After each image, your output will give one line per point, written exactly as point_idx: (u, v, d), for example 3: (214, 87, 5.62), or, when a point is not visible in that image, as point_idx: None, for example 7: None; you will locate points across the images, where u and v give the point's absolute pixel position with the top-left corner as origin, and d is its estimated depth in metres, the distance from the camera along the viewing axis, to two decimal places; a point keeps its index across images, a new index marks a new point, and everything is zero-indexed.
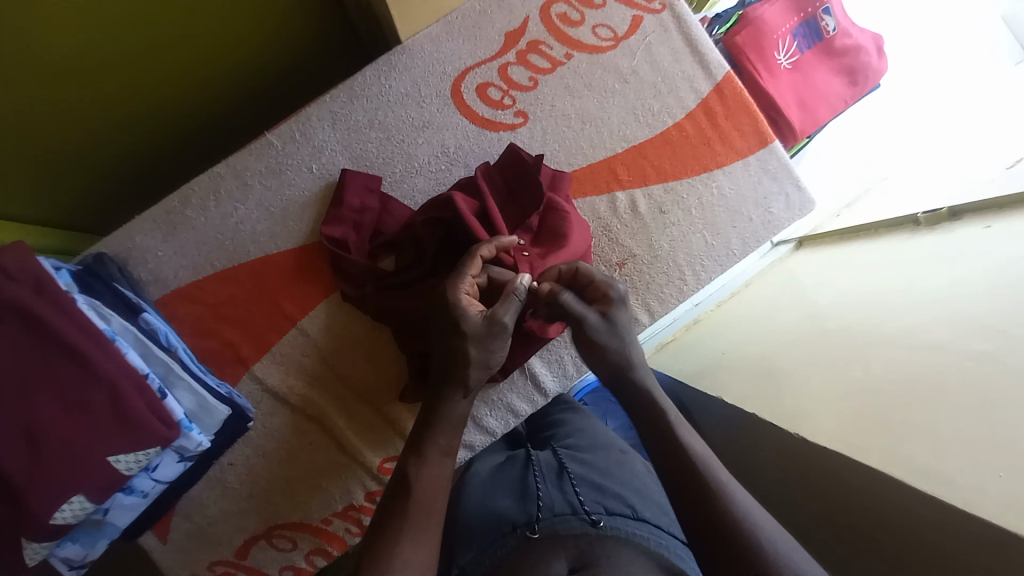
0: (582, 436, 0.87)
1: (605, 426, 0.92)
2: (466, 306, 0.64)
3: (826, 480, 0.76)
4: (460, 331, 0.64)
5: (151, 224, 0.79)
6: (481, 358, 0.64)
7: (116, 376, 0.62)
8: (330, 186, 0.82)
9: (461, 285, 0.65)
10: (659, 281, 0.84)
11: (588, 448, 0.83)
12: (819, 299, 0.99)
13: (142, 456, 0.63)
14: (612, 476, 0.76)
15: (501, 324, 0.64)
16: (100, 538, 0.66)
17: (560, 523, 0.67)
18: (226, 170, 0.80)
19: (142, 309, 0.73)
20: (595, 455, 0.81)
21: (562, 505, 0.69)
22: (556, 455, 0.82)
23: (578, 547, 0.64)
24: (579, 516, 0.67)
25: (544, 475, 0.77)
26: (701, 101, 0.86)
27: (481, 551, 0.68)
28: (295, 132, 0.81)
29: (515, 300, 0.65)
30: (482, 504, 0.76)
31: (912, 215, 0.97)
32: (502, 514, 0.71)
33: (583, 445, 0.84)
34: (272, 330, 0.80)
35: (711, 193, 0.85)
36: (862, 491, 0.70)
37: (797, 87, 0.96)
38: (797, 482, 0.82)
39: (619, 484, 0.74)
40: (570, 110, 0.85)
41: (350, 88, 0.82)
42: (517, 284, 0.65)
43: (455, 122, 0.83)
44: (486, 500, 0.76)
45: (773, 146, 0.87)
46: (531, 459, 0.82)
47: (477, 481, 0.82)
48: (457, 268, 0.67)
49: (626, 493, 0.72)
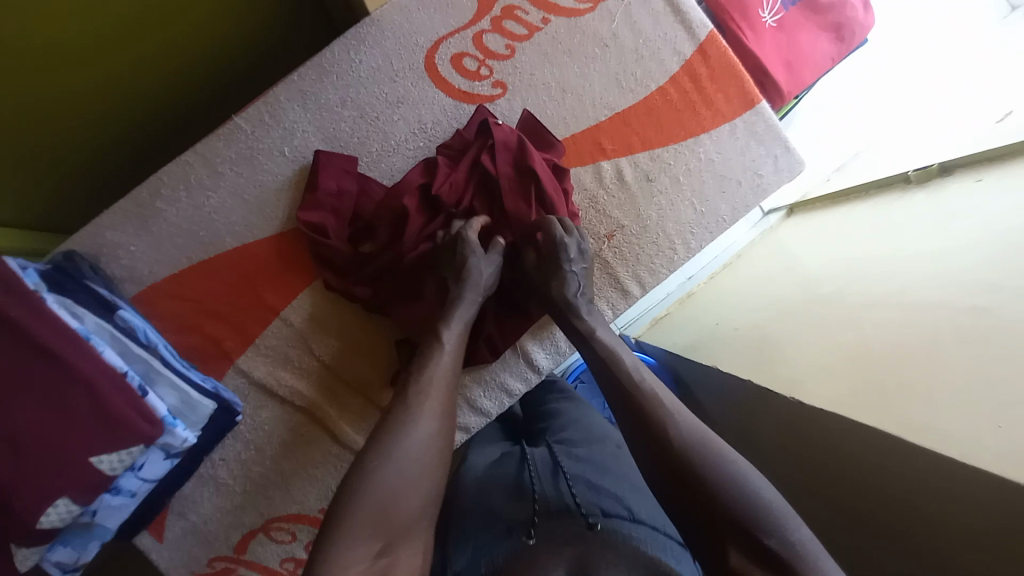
0: (578, 428, 0.81)
1: (600, 416, 0.86)
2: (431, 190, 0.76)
3: (825, 444, 0.75)
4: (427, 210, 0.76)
5: (121, 217, 0.76)
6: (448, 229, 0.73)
7: (92, 376, 0.61)
8: (304, 170, 0.79)
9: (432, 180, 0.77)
10: (648, 252, 0.82)
11: (583, 442, 0.77)
12: (808, 267, 0.98)
13: (125, 456, 0.61)
14: (610, 472, 0.69)
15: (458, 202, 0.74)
16: (92, 540, 0.65)
17: (556, 525, 0.60)
18: (196, 158, 0.77)
19: (118, 307, 0.71)
20: (589, 449, 0.75)
21: (556, 502, 0.63)
22: (551, 451, 0.75)
23: (576, 555, 0.57)
24: (575, 517, 0.60)
25: (539, 472, 0.70)
26: (684, 64, 0.83)
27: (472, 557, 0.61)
28: (264, 115, 0.78)
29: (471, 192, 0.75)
30: (474, 502, 0.70)
31: (902, 174, 0.96)
32: (494, 516, 0.65)
33: (578, 440, 0.77)
34: (255, 321, 0.78)
35: (698, 159, 0.83)
36: (861, 453, 0.69)
37: (784, 47, 0.93)
38: (797, 448, 0.82)
39: (618, 482, 0.67)
40: (550, 79, 0.82)
41: (318, 66, 0.78)
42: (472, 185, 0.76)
43: (430, 96, 0.80)
44: (479, 496, 0.70)
45: (760, 108, 0.84)
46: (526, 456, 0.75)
47: (470, 478, 0.76)
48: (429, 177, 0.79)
49: (624, 493, 0.65)
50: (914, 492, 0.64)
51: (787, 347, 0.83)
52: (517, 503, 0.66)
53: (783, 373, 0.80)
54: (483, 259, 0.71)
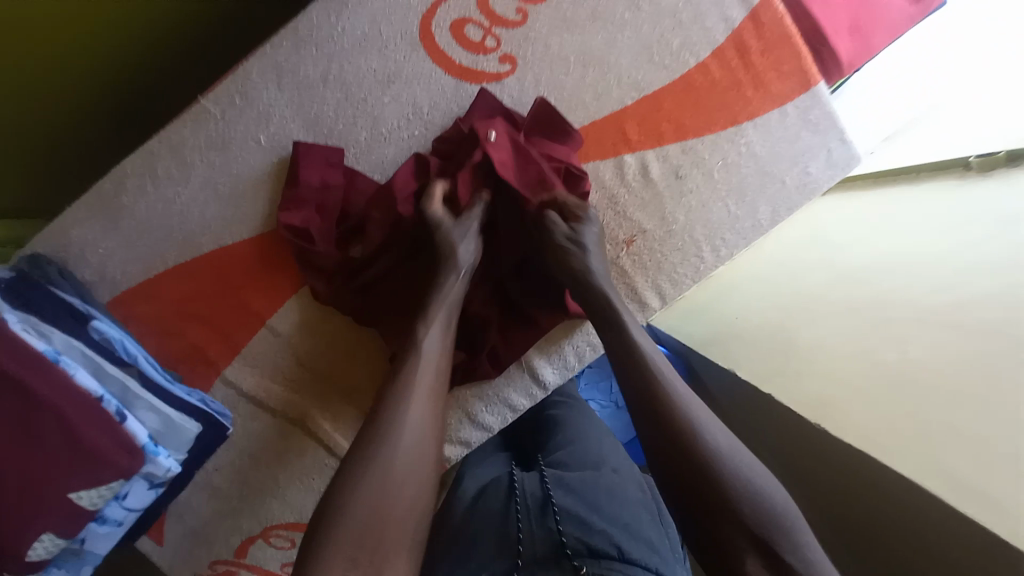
0: (573, 450, 0.71)
1: (600, 426, 0.78)
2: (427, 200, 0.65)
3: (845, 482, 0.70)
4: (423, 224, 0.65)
5: (88, 212, 0.70)
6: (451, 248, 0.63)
7: (58, 405, 0.57)
8: (284, 160, 0.70)
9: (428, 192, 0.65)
10: (672, 260, 0.73)
11: (577, 469, 0.66)
12: (839, 262, 0.87)
13: (106, 491, 0.57)
14: (606, 509, 0.57)
15: (469, 224, 0.65)
16: (85, 563, 0.63)
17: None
18: (163, 144, 0.69)
19: (91, 318, 0.66)
20: (583, 477, 0.63)
21: (544, 549, 0.53)
22: (542, 477, 0.63)
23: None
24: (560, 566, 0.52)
25: (526, 505, 0.59)
26: (732, 34, 0.69)
27: None
28: (235, 95, 0.68)
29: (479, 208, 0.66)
30: (452, 541, 0.60)
31: (962, 157, 0.81)
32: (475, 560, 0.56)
33: (571, 466, 0.67)
34: (240, 327, 0.73)
35: (738, 151, 0.71)
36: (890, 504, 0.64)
37: (852, 6, 0.77)
38: (804, 476, 0.77)
39: (615, 520, 0.56)
40: (569, 54, 0.69)
41: (294, 34, 0.67)
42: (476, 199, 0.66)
43: (427, 73, 0.68)
44: (456, 535, 0.61)
45: (818, 89, 0.71)
46: (514, 481, 0.63)
47: (455, 505, 0.66)
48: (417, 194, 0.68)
49: (615, 530, 0.55)
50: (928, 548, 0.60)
51: (812, 368, 0.76)
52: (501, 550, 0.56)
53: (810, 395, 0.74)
54: (456, 235, 0.63)
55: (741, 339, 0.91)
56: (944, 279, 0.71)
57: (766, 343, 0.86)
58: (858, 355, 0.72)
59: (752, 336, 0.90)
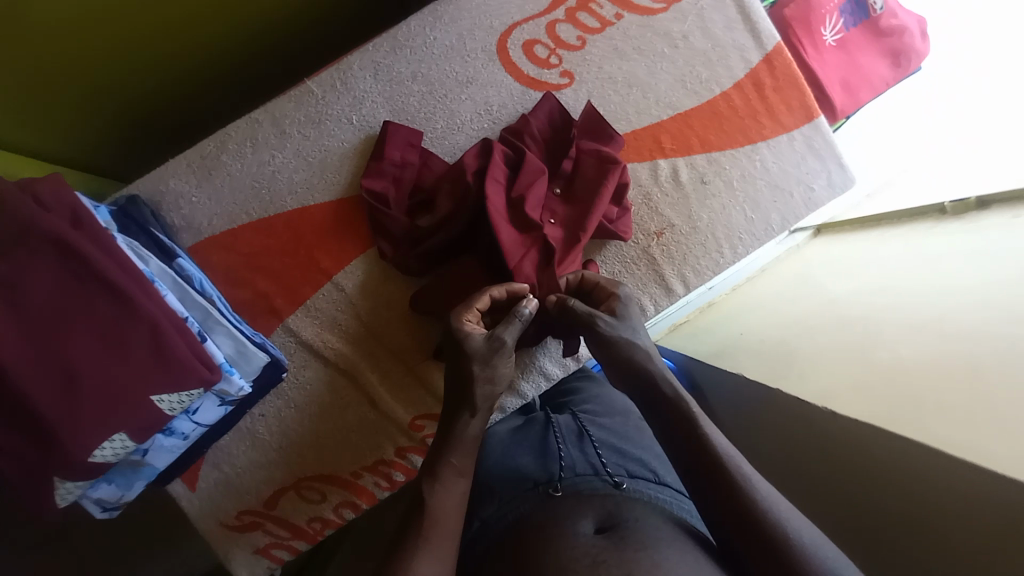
0: (599, 401, 0.91)
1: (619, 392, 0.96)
2: (470, 330, 0.67)
3: (845, 468, 0.76)
4: (462, 351, 0.67)
5: (186, 167, 0.77)
6: (486, 376, 0.66)
7: (155, 316, 0.61)
8: (370, 139, 0.80)
9: (465, 314, 0.69)
10: (695, 254, 0.84)
11: (607, 414, 0.87)
12: (832, 289, 0.99)
13: (185, 397, 0.63)
14: (632, 440, 0.79)
15: (501, 342, 0.66)
16: (136, 479, 0.67)
17: (583, 483, 0.69)
18: (265, 117, 0.78)
19: (176, 254, 0.72)
20: (613, 421, 0.85)
21: (583, 466, 0.72)
22: (576, 419, 0.85)
23: (605, 508, 0.66)
24: (601, 477, 0.70)
25: (565, 435, 0.80)
26: (750, 71, 0.85)
27: (504, 504, 0.70)
28: (336, 81, 0.79)
29: (518, 321, 0.68)
30: (502, 462, 0.78)
31: (938, 204, 0.96)
32: (524, 472, 0.73)
33: (601, 411, 0.87)
34: (307, 282, 0.79)
35: (753, 166, 0.85)
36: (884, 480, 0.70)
37: (841, 67, 0.94)
38: (809, 467, 0.84)
39: (639, 449, 0.77)
40: (617, 75, 0.83)
41: (393, 38, 0.80)
42: (522, 305, 0.68)
43: (500, 79, 0.82)
44: (507, 459, 0.78)
45: (818, 123, 0.86)
46: (551, 422, 0.85)
47: (496, 441, 0.85)
48: (466, 300, 0.71)
49: (647, 458, 0.75)
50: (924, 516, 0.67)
51: (813, 367, 0.84)
52: (542, 462, 0.75)
53: (813, 386, 0.80)
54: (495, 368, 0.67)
55: (748, 350, 1.01)
56: (931, 290, 0.79)
57: (769, 352, 0.96)
58: (852, 349, 0.81)
59: (758, 348, 1.00)
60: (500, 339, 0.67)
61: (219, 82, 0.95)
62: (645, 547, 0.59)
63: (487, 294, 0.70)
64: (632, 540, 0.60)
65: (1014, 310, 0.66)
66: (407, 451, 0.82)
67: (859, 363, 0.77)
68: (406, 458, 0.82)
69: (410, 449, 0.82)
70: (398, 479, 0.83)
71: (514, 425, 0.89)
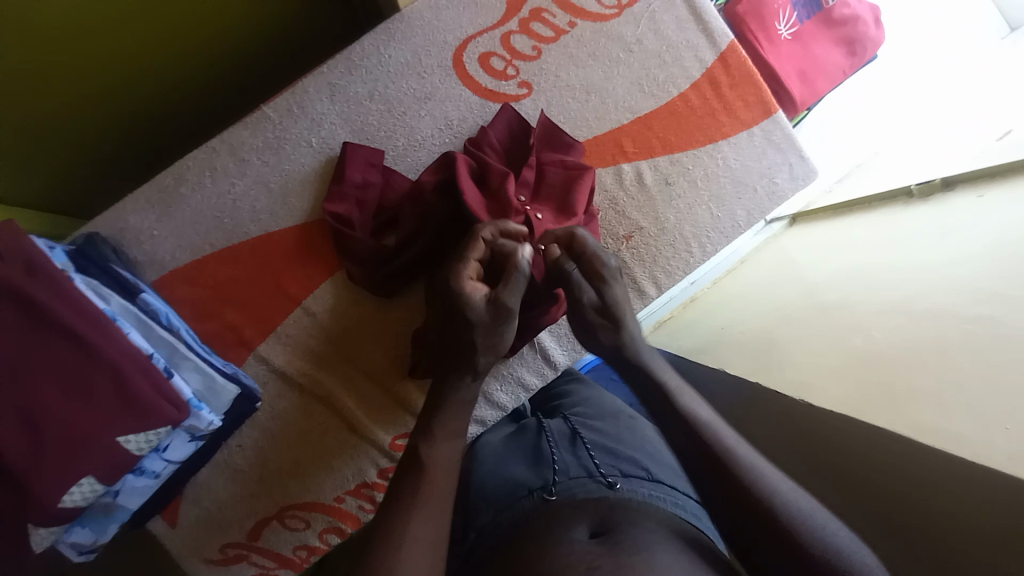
0: (589, 403, 0.91)
1: (609, 394, 0.97)
2: (471, 291, 0.65)
3: (831, 457, 0.76)
4: (467, 318, 0.65)
5: (145, 203, 0.76)
6: (491, 342, 0.67)
7: (117, 358, 0.60)
8: (331, 161, 0.80)
9: (465, 271, 0.66)
10: (665, 254, 0.84)
11: (598, 416, 0.87)
12: (810, 276, 0.99)
13: (153, 436, 0.61)
14: (624, 441, 0.80)
15: (507, 307, 0.66)
16: (110, 523, 0.66)
17: (576, 486, 0.69)
18: (222, 145, 0.77)
19: (140, 290, 0.71)
20: (605, 422, 0.85)
21: (576, 469, 0.72)
22: (567, 422, 0.86)
23: (599, 513, 0.65)
24: (595, 479, 0.70)
25: (557, 440, 0.80)
26: (705, 71, 0.85)
27: (499, 513, 0.71)
28: (293, 105, 0.78)
29: (519, 279, 0.66)
30: (497, 472, 0.79)
31: (905, 187, 0.96)
32: (518, 480, 0.74)
33: (591, 414, 0.88)
34: (277, 310, 0.79)
35: (716, 163, 0.86)
36: (866, 465, 0.70)
37: (798, 59, 0.95)
38: (796, 457, 0.83)
39: (632, 449, 0.78)
40: (575, 82, 0.83)
41: (348, 58, 0.79)
42: (521, 259, 0.66)
43: (457, 94, 0.82)
44: (501, 468, 0.79)
45: (777, 116, 0.87)
46: (544, 428, 0.85)
47: (489, 450, 0.86)
48: (458, 252, 0.67)
49: (639, 457, 0.76)
50: (910, 500, 0.66)
51: (791, 358, 0.84)
52: (535, 470, 0.75)
53: (792, 378, 0.80)
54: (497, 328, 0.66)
55: (730, 343, 1.02)
56: (901, 275, 0.79)
57: (750, 344, 0.96)
58: (827, 340, 0.81)
59: (739, 341, 1.00)
60: (505, 304, 0.65)
61: (181, 112, 0.95)
62: (640, 550, 0.58)
63: (482, 238, 0.67)
64: (625, 544, 0.59)
65: (974, 289, 0.67)
66: (390, 472, 0.82)
67: (835, 353, 0.77)
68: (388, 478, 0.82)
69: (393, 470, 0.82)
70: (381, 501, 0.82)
71: (507, 432, 0.90)
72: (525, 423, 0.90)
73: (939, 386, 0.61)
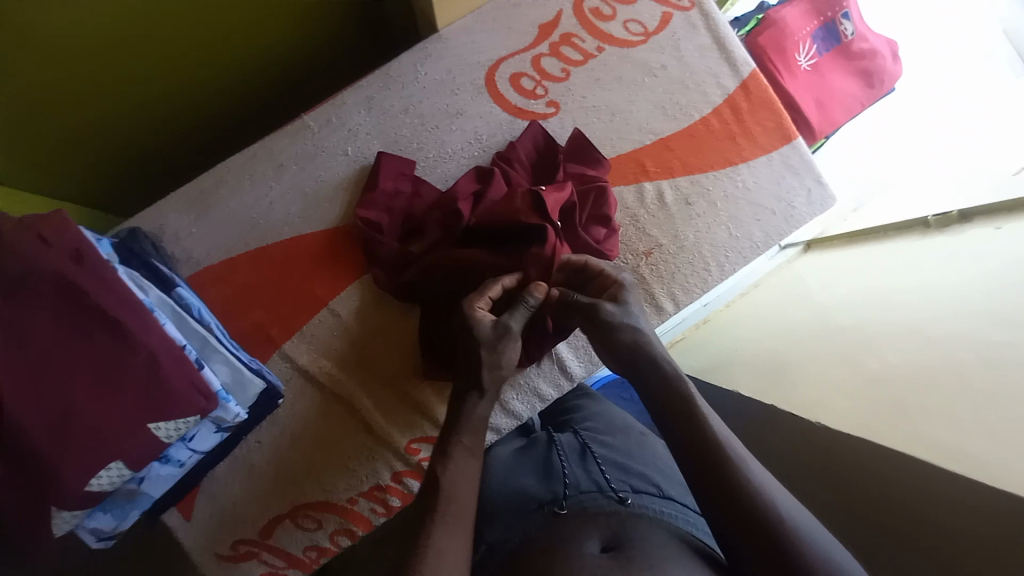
0: (600, 418, 0.91)
1: (619, 410, 0.97)
2: (478, 316, 0.67)
3: (843, 480, 0.75)
4: (471, 336, 0.66)
5: (186, 202, 0.80)
6: (492, 360, 0.66)
7: (154, 348, 0.62)
8: (364, 169, 0.83)
9: (476, 301, 0.68)
10: (683, 272, 0.86)
11: (608, 431, 0.86)
12: (822, 300, 1.00)
13: (182, 425, 0.63)
14: (634, 456, 0.79)
15: (508, 328, 0.66)
16: (131, 509, 0.68)
17: (588, 500, 0.69)
18: (263, 151, 0.81)
19: (175, 284, 0.74)
20: (615, 438, 0.84)
21: (587, 484, 0.72)
22: (577, 436, 0.86)
23: (610, 527, 0.65)
24: (605, 494, 0.70)
25: (567, 455, 0.80)
26: (727, 97, 0.88)
27: (510, 525, 0.70)
28: (331, 116, 0.82)
29: (524, 306, 0.68)
30: (506, 484, 0.79)
31: (921, 217, 0.97)
32: (528, 493, 0.74)
33: (601, 428, 0.87)
34: (303, 310, 0.81)
35: (735, 185, 0.88)
36: (878, 488, 0.70)
37: (816, 89, 0.98)
38: (807, 480, 0.82)
39: (642, 464, 0.77)
40: (600, 103, 0.87)
41: (385, 75, 0.83)
42: (530, 292, 0.68)
43: (487, 110, 0.85)
44: (511, 480, 0.80)
45: (796, 143, 0.90)
46: (553, 440, 0.86)
47: (499, 462, 0.87)
48: (476, 289, 0.71)
49: (650, 473, 0.75)
50: (923, 527, 0.65)
51: (804, 380, 0.84)
52: (544, 483, 0.75)
53: (806, 400, 0.80)
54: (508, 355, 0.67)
55: (742, 363, 1.02)
56: (916, 300, 0.80)
57: (762, 365, 0.97)
58: (840, 363, 0.81)
59: (752, 362, 1.00)
60: (506, 325, 0.66)
61: (218, 121, 1.00)
62: (649, 565, 0.58)
63: (499, 283, 0.70)
64: (637, 562, 0.59)
65: (992, 317, 0.67)
66: (403, 475, 0.82)
67: (848, 376, 0.78)
68: (401, 482, 0.82)
69: (406, 474, 0.82)
70: (393, 504, 0.82)
71: (517, 446, 0.90)
72: (536, 436, 0.91)
73: (959, 412, 0.61)
